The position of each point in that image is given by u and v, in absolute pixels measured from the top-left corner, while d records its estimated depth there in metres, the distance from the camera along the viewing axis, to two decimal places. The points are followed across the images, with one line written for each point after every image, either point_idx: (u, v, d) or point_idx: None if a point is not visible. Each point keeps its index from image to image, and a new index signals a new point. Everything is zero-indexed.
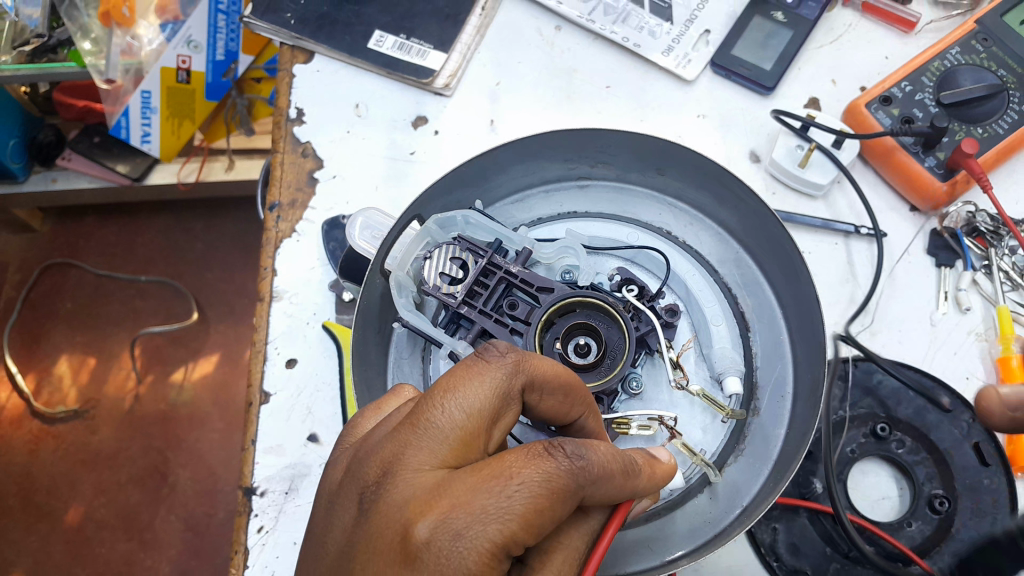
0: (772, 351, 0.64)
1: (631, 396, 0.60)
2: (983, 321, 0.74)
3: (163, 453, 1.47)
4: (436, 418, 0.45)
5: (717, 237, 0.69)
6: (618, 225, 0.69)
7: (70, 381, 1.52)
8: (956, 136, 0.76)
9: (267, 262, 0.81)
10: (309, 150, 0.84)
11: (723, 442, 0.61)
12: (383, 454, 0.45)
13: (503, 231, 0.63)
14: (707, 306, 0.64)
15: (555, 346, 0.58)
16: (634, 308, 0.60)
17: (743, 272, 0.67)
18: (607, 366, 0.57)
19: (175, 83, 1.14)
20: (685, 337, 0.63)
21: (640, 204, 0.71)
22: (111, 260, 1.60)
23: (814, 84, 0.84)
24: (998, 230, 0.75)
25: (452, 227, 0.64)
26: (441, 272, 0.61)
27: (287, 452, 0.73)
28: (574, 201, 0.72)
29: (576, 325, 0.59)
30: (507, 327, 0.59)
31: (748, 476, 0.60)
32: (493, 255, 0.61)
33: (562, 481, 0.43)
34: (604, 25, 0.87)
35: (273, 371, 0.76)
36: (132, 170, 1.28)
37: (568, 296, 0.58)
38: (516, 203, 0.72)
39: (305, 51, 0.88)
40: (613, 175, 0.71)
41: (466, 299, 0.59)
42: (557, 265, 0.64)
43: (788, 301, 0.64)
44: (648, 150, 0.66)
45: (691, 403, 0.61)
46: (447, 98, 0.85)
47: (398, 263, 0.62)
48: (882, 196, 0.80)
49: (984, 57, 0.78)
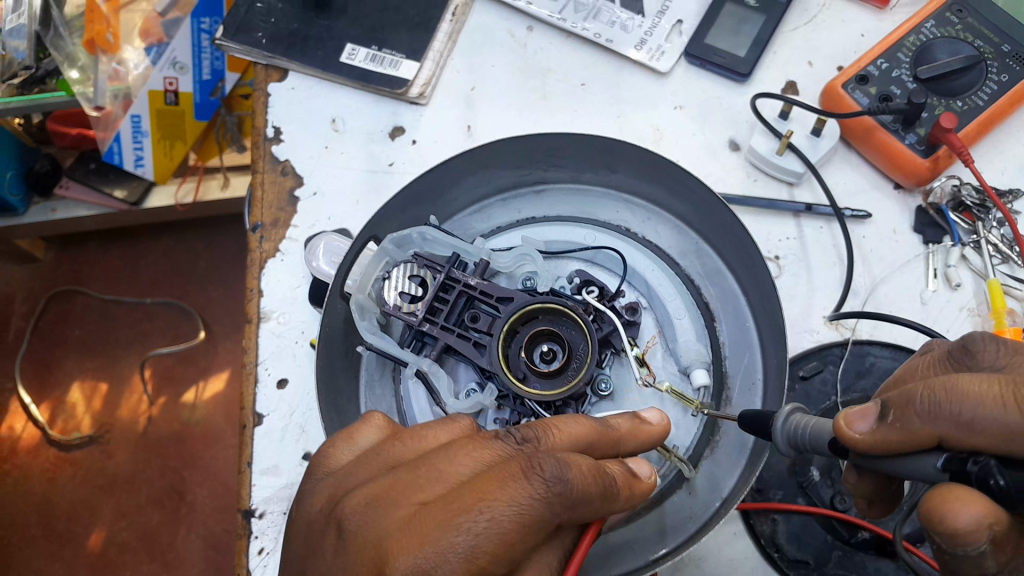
0: (740, 340, 0.64)
1: (601, 398, 0.60)
2: (975, 297, 0.74)
3: (180, 473, 1.48)
4: (435, 467, 0.46)
5: (676, 229, 0.69)
6: (574, 227, 0.68)
7: (84, 408, 1.52)
8: (936, 110, 0.75)
9: (253, 283, 0.80)
10: (288, 168, 0.84)
11: (695, 437, 0.61)
12: (375, 489, 0.46)
13: (459, 244, 0.63)
14: (669, 300, 0.64)
15: (520, 355, 0.58)
16: (596, 310, 0.61)
17: (705, 264, 0.67)
18: (573, 371, 0.58)
19: (164, 105, 1.12)
20: (650, 334, 0.62)
21: (598, 205, 0.71)
22: (115, 285, 1.60)
23: (790, 68, 0.84)
24: (984, 203, 0.75)
25: (409, 245, 0.64)
26: (400, 292, 0.61)
27: (283, 472, 0.73)
28: (531, 207, 0.71)
29: (538, 332, 0.59)
30: (470, 342, 0.59)
31: (725, 469, 0.61)
32: (451, 269, 0.61)
33: (537, 512, 0.42)
34: (576, 22, 0.87)
35: (266, 392, 0.76)
36: (130, 195, 1.27)
37: (527, 305, 0.58)
38: (474, 213, 0.72)
39: (279, 69, 0.88)
40: (568, 177, 0.71)
41: (428, 316, 0.59)
42: (517, 274, 0.63)
43: (749, 288, 0.64)
44: (598, 150, 0.67)
45: (660, 399, 0.61)
46: (423, 107, 0.85)
47: (357, 285, 0.62)
48: (865, 176, 0.79)
49: (959, 28, 0.77)
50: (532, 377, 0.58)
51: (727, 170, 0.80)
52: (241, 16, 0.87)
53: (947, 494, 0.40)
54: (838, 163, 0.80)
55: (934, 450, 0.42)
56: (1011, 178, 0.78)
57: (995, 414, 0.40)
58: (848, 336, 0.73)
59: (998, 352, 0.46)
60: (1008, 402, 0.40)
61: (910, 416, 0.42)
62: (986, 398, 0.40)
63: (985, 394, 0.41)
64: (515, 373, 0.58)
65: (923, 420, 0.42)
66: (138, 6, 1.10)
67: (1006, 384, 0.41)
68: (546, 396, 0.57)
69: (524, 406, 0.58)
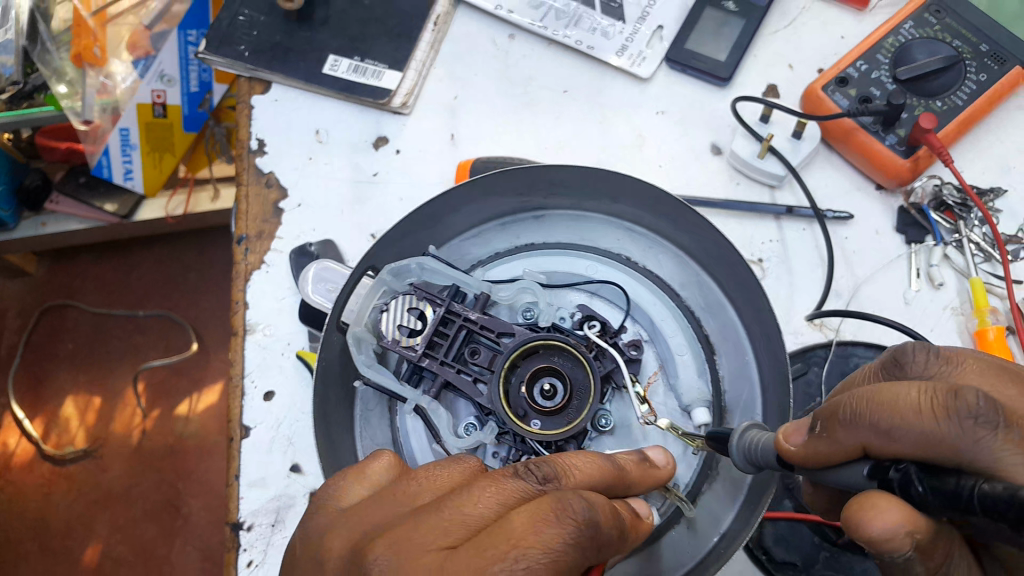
0: (739, 373, 0.64)
1: (601, 433, 0.60)
2: (958, 296, 0.74)
3: (174, 486, 1.48)
4: (460, 507, 0.44)
5: (677, 259, 0.67)
6: (575, 258, 0.68)
7: (77, 423, 1.52)
8: (915, 111, 0.75)
9: (238, 294, 0.80)
10: (273, 180, 0.84)
11: (696, 473, 0.61)
12: (399, 532, 0.44)
13: (459, 276, 0.62)
14: (671, 336, 0.64)
15: (520, 391, 0.58)
16: (597, 347, 0.61)
17: (705, 295, 0.66)
18: (574, 408, 0.58)
19: (152, 118, 1.13)
20: (651, 369, 0.63)
21: (599, 232, 0.69)
22: (106, 298, 1.60)
23: (771, 71, 0.84)
24: (966, 202, 0.75)
25: (407, 274, 0.63)
26: (399, 325, 0.60)
27: (271, 484, 0.73)
28: (530, 232, 0.70)
29: (539, 368, 0.59)
30: (470, 378, 0.59)
31: (725, 505, 0.60)
32: (450, 303, 0.61)
33: (570, 553, 0.42)
34: (557, 30, 0.87)
35: (252, 405, 0.76)
36: (120, 208, 1.26)
37: (529, 340, 0.58)
38: (475, 237, 0.70)
39: (262, 81, 0.88)
40: (569, 203, 0.69)
41: (427, 351, 0.59)
42: (517, 305, 0.63)
43: (751, 323, 0.63)
44: (599, 180, 0.65)
45: (663, 437, 0.61)
46: (406, 116, 0.85)
47: (355, 316, 0.61)
48: (847, 177, 0.79)
49: (938, 29, 0.78)
50: (533, 413, 0.58)
51: (710, 174, 0.81)
52: (223, 29, 0.87)
53: (862, 502, 0.41)
54: (820, 164, 0.80)
55: (861, 459, 0.43)
56: (992, 176, 0.78)
57: (914, 423, 0.41)
58: (832, 337, 0.73)
59: (927, 360, 0.46)
60: (924, 408, 0.41)
61: (836, 426, 0.44)
62: (906, 407, 0.41)
63: (905, 402, 0.42)
64: (515, 410, 0.58)
65: (848, 430, 0.43)
66: (126, 19, 1.10)
67: (923, 390, 0.42)
68: (546, 436, 0.57)
69: (523, 444, 0.58)
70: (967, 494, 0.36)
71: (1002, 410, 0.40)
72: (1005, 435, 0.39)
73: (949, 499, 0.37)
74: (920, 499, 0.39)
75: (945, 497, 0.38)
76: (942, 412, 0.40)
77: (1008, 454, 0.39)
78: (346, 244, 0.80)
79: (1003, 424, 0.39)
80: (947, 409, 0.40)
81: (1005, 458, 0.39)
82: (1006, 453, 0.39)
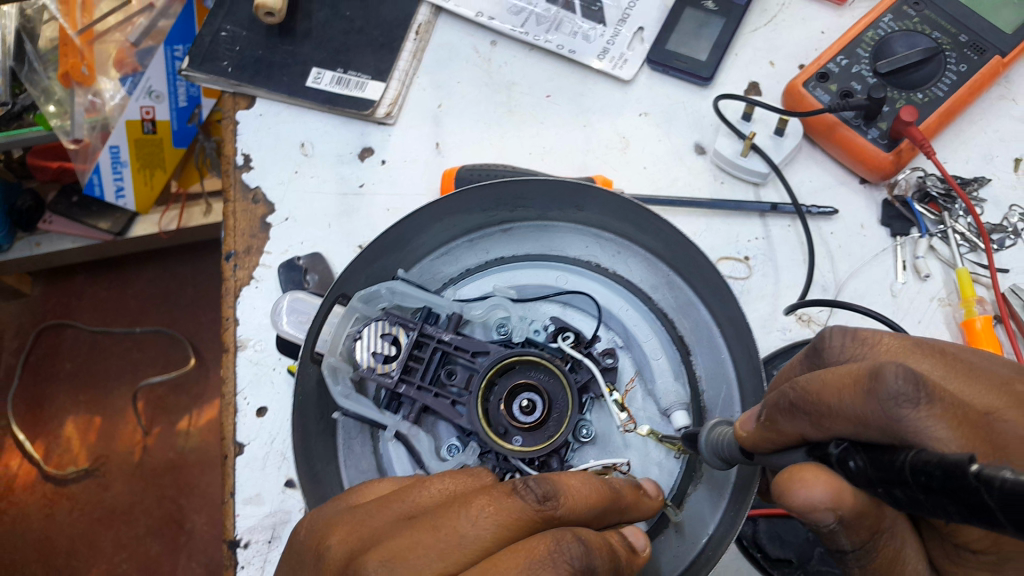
0: (716, 373, 0.63)
1: (583, 443, 0.60)
2: (944, 286, 0.75)
3: (177, 502, 1.48)
4: (454, 530, 0.44)
5: (646, 262, 0.67)
6: (545, 269, 0.68)
7: (79, 442, 1.51)
8: (897, 104, 0.76)
9: (228, 311, 0.81)
10: (259, 195, 0.84)
11: (677, 476, 0.61)
12: (393, 547, 0.44)
13: (431, 297, 0.62)
14: (645, 341, 0.64)
15: (500, 408, 0.58)
16: (572, 359, 0.61)
17: (676, 295, 0.66)
18: (554, 422, 0.58)
19: (142, 134, 1.13)
20: (628, 376, 0.63)
21: (567, 240, 0.69)
22: (104, 315, 1.60)
23: (752, 69, 0.84)
24: (949, 193, 0.76)
25: (377, 300, 0.62)
26: (373, 352, 0.60)
27: (266, 500, 0.74)
28: (499, 245, 0.69)
29: (517, 385, 0.59)
30: (448, 400, 0.59)
31: (709, 506, 0.60)
32: (423, 326, 0.60)
33: None
34: (538, 35, 0.87)
35: (244, 421, 0.76)
36: (114, 226, 1.26)
37: (504, 357, 0.59)
38: (440, 257, 0.69)
39: (246, 96, 0.88)
40: (534, 215, 0.68)
41: (403, 376, 0.59)
42: (490, 322, 0.63)
43: (723, 320, 0.62)
44: (563, 190, 0.64)
45: (643, 443, 0.61)
46: (391, 126, 0.86)
47: (329, 347, 0.61)
48: (830, 171, 0.79)
49: (917, 21, 0.78)
50: (514, 430, 0.58)
51: (693, 174, 0.81)
52: (205, 46, 0.86)
53: (792, 474, 0.41)
54: (803, 160, 0.80)
55: (800, 447, 0.44)
56: (976, 166, 0.79)
57: (842, 408, 0.40)
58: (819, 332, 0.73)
59: (843, 344, 0.47)
60: (852, 392, 0.40)
61: (778, 417, 0.44)
62: (833, 395, 0.41)
63: (839, 388, 0.41)
64: (496, 428, 0.58)
65: (788, 420, 0.43)
66: (112, 36, 1.09)
67: (850, 375, 0.41)
68: (528, 453, 0.57)
69: (506, 462, 0.58)
70: (900, 460, 0.35)
71: (924, 385, 0.38)
72: (930, 410, 0.37)
73: (877, 467, 0.37)
74: (854, 474, 0.39)
75: (875, 463, 0.37)
76: (863, 394, 0.39)
77: (936, 429, 0.37)
78: (334, 255, 0.81)
79: (926, 399, 0.38)
80: (870, 393, 0.39)
81: (930, 431, 0.37)
82: (935, 430, 0.37)
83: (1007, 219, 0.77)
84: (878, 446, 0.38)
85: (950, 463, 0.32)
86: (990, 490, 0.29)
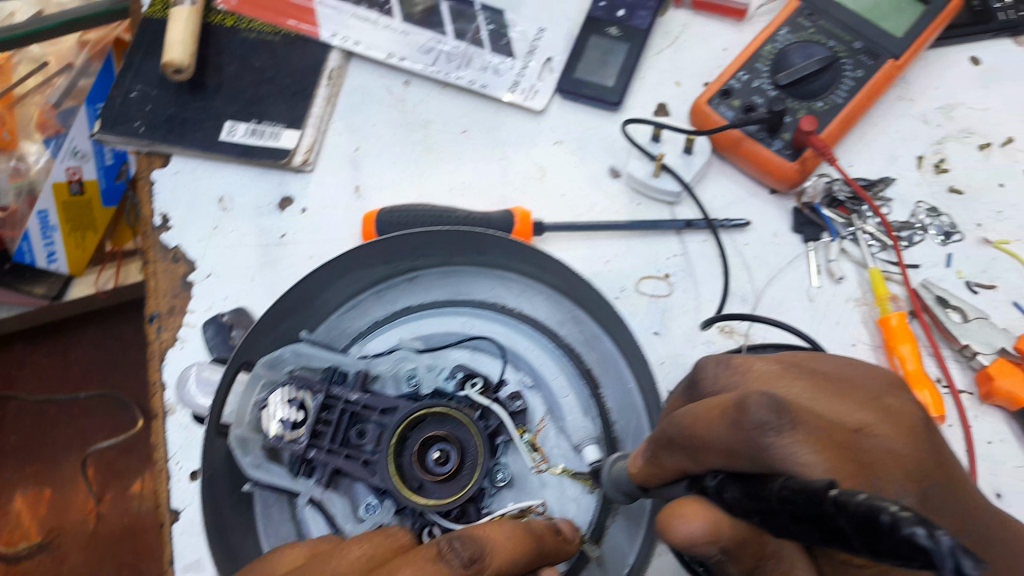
0: (626, 405, 0.65)
1: (499, 488, 0.60)
2: (859, 286, 0.76)
3: (137, 566, 1.45)
4: None
5: (550, 300, 0.69)
6: (451, 316, 0.69)
7: (30, 517, 1.47)
8: (797, 114, 0.78)
9: (155, 375, 0.79)
10: (179, 254, 0.83)
11: (595, 512, 0.62)
12: None
13: (337, 358, 0.63)
14: (552, 380, 0.66)
15: (412, 463, 0.58)
16: (481, 406, 0.62)
17: (582, 329, 0.68)
18: (467, 472, 0.58)
19: (69, 196, 1.11)
20: (540, 415, 0.65)
21: (472, 284, 0.70)
22: (46, 383, 1.55)
23: (659, 90, 0.86)
24: (856, 197, 0.79)
25: (284, 363, 0.62)
26: (281, 419, 0.60)
27: (207, 565, 0.72)
28: (406, 296, 0.71)
29: (429, 437, 0.59)
30: (359, 460, 0.59)
31: (626, 538, 0.63)
32: (329, 388, 0.60)
33: None
34: (449, 72, 0.88)
35: (178, 486, 0.75)
36: (51, 290, 1.18)
37: (413, 411, 0.58)
38: (348, 311, 0.70)
39: (160, 155, 0.87)
40: (437, 261, 0.70)
41: (312, 441, 0.59)
42: (400, 374, 0.64)
43: (627, 352, 0.64)
44: (464, 238, 0.66)
45: (557, 482, 0.62)
46: (309, 173, 0.85)
47: (235, 418, 0.61)
48: (741, 184, 0.81)
49: (812, 32, 0.81)
50: (428, 483, 0.58)
51: (610, 198, 0.82)
52: (115, 107, 0.85)
53: (675, 509, 0.44)
54: (714, 175, 0.82)
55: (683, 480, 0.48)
56: (880, 167, 0.81)
57: (714, 440, 0.43)
58: (742, 342, 0.75)
59: (717, 373, 0.51)
60: (722, 424, 0.43)
61: (662, 452, 0.48)
62: (704, 429, 0.44)
63: (709, 421, 0.44)
64: (409, 484, 0.58)
65: (669, 455, 0.48)
66: (33, 98, 1.08)
67: (719, 408, 0.44)
68: (442, 506, 0.57)
69: (422, 516, 0.58)
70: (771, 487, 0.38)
71: (785, 411, 0.41)
72: (793, 436, 0.41)
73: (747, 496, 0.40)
74: (729, 503, 0.42)
75: (747, 493, 0.40)
76: (729, 425, 0.42)
77: (801, 452, 0.40)
78: (259, 309, 0.80)
79: (788, 425, 0.41)
80: (737, 424, 0.42)
81: (797, 456, 0.40)
82: (798, 454, 0.40)
83: (914, 217, 0.79)
84: (749, 475, 0.42)
85: (811, 490, 0.35)
86: (846, 514, 0.32)
